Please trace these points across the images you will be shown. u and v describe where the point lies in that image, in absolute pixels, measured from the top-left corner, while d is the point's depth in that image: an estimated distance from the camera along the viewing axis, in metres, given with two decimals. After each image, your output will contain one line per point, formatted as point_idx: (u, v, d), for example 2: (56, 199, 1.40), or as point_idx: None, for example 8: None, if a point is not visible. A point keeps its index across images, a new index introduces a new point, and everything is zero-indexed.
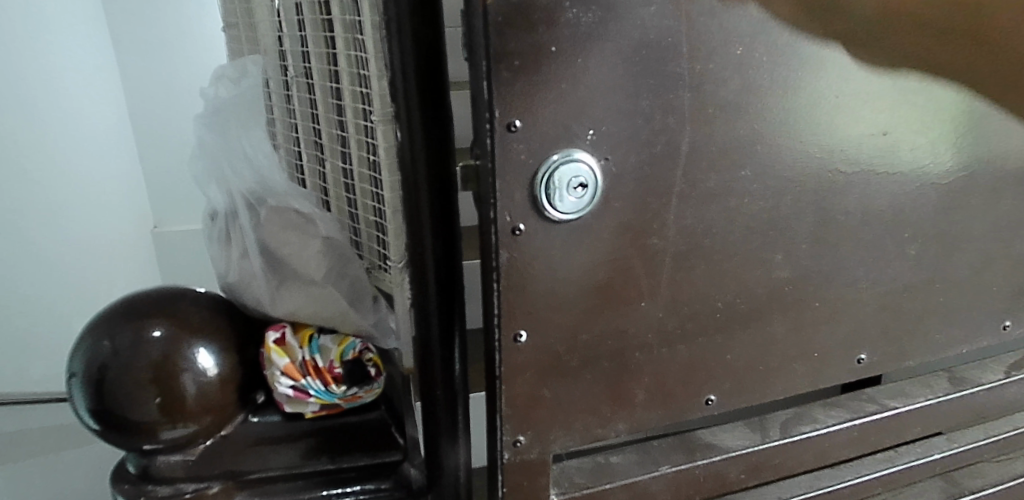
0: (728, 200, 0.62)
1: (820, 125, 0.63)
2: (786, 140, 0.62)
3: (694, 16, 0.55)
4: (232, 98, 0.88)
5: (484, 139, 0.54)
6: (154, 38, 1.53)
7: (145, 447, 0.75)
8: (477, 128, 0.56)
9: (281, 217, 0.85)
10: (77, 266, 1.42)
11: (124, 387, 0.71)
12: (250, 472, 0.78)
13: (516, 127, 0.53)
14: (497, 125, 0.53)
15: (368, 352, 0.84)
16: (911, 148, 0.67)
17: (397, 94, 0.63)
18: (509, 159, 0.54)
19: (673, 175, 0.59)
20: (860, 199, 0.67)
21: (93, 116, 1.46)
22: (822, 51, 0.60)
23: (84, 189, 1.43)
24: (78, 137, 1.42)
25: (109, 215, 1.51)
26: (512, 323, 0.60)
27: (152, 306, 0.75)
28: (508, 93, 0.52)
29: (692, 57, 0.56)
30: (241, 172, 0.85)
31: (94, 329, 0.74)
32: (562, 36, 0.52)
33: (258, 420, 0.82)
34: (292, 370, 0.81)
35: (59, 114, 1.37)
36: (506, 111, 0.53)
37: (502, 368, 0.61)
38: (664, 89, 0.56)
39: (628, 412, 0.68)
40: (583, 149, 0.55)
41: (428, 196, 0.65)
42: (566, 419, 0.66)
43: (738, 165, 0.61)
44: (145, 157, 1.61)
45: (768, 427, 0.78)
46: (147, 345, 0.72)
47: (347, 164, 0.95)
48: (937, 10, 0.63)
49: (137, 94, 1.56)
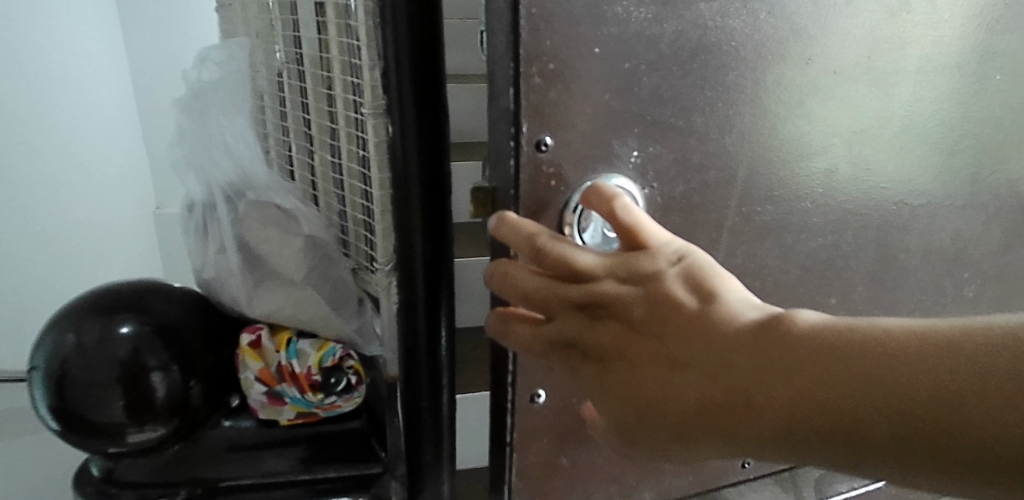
0: (784, 235, 0.58)
1: (859, 148, 0.58)
2: (819, 163, 0.57)
3: (762, 15, 0.51)
4: (215, 82, 0.85)
5: (506, 161, 0.48)
6: (163, 15, 1.48)
7: (111, 450, 0.74)
8: (495, 147, 0.49)
9: (262, 213, 0.83)
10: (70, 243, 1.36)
11: (89, 386, 0.70)
12: (221, 480, 0.79)
13: (546, 146, 0.48)
14: (527, 143, 0.48)
15: (347, 360, 0.82)
16: (973, 182, 0.65)
17: (389, 84, 0.60)
18: (536, 182, 0.49)
19: (726, 204, 0.54)
20: (922, 236, 0.64)
21: (101, 96, 1.43)
22: (900, 68, 0.57)
23: (86, 170, 1.39)
24: (85, 115, 1.39)
25: (108, 192, 1.45)
26: (528, 382, 0.55)
27: (121, 301, 0.74)
28: (538, 103, 0.47)
29: (756, 67, 0.52)
30: (220, 162, 0.85)
31: (59, 322, 0.73)
32: (608, 32, 0.46)
33: (230, 425, 0.83)
34: (265, 376, 0.81)
35: (65, 87, 1.33)
36: (535, 130, 0.47)
37: (515, 433, 0.56)
38: (720, 103, 0.51)
39: (658, 478, 0.62)
40: (621, 174, 0.50)
41: (421, 192, 0.62)
42: (585, 489, 0.60)
43: (799, 196, 0.57)
44: (150, 138, 1.56)
45: (802, 487, 0.71)
46: (116, 341, 0.71)
47: (336, 158, 0.92)
48: (1010, 31, 0.61)
49: (142, 71, 1.51)
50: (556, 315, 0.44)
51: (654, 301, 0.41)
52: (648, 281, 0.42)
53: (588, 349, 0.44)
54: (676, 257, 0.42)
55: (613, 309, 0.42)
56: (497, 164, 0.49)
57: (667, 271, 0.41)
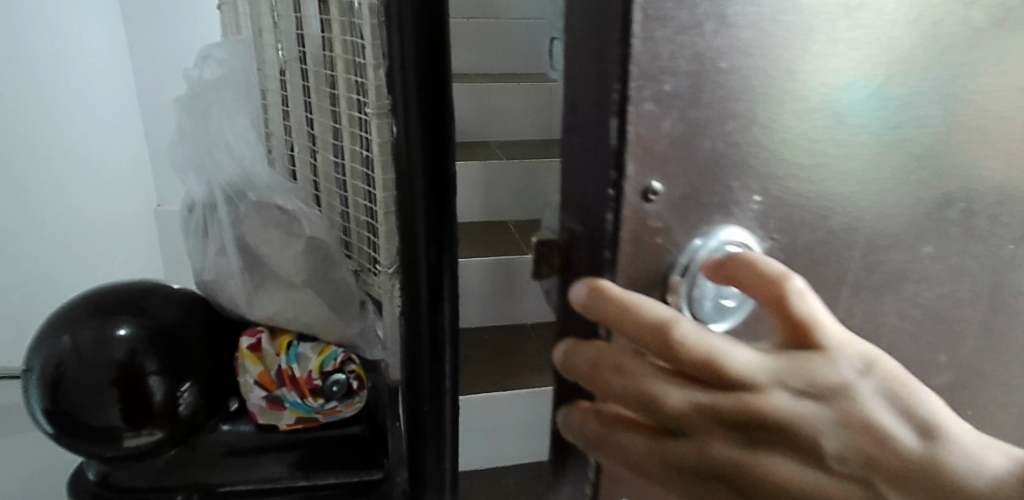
0: (906, 287, 0.37)
1: (891, 125, 0.34)
2: (830, 160, 0.33)
3: None
4: (217, 82, 0.85)
5: (594, 216, 0.30)
6: (168, 13, 1.49)
7: (106, 454, 0.73)
8: (575, 190, 0.31)
9: (263, 214, 0.83)
10: (76, 239, 1.35)
11: (85, 388, 0.69)
12: (220, 485, 0.79)
13: (655, 193, 0.30)
14: (633, 189, 0.29)
15: (350, 363, 0.82)
16: None
17: (396, 84, 0.59)
18: (641, 245, 0.30)
19: None
20: None
21: (104, 91, 1.43)
22: None
23: (90, 165, 1.39)
24: (92, 111, 1.39)
25: (110, 186, 1.45)
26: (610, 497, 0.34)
27: (118, 302, 0.74)
28: (654, 133, 0.29)
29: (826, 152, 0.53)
30: (222, 163, 0.84)
31: (55, 323, 0.72)
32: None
33: (229, 429, 0.81)
34: (265, 380, 0.80)
35: (67, 85, 1.31)
36: (645, 169, 0.29)
37: None
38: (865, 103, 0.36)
39: None
40: (733, 224, 0.32)
41: (427, 194, 0.61)
42: None
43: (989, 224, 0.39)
44: (150, 135, 1.59)
45: None
46: (113, 343, 0.70)
47: (339, 158, 0.91)
48: None
49: (145, 69, 1.53)
50: (688, 436, 0.29)
51: (855, 428, 0.28)
52: (835, 398, 0.28)
53: (744, 494, 0.29)
54: (863, 363, 0.29)
55: (791, 437, 0.28)
56: (569, 226, 0.32)
57: (857, 384, 0.28)
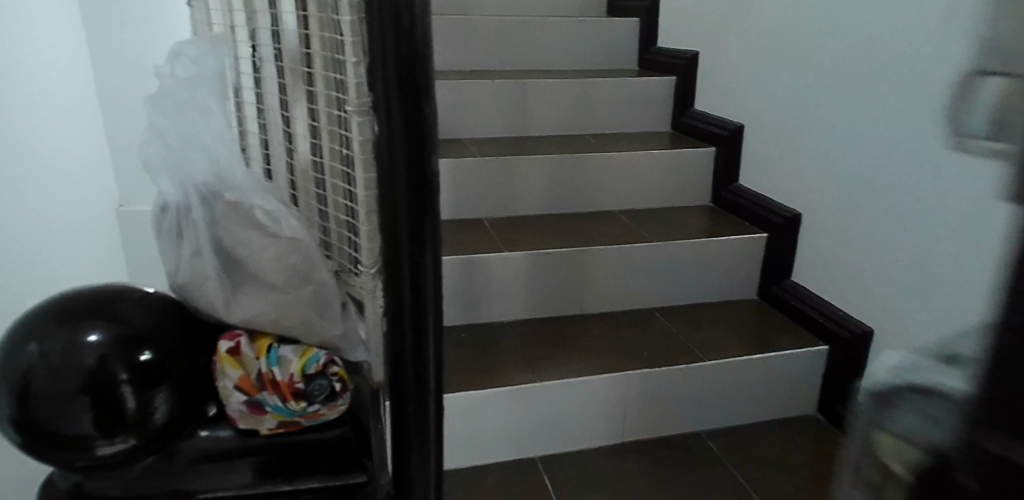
0: None
1: None
2: None
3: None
4: (191, 81, 0.84)
5: None
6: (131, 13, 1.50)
7: (77, 463, 0.71)
8: None
9: (239, 213, 0.83)
10: (49, 246, 1.32)
11: (53, 397, 0.67)
12: (197, 492, 0.78)
13: None
14: None
15: (332, 366, 0.82)
16: None
17: (376, 82, 0.58)
18: None
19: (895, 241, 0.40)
20: None
21: (60, 90, 1.38)
22: None
23: (58, 169, 1.37)
24: (44, 110, 1.32)
25: (75, 189, 1.44)
26: None
27: (87, 307, 0.72)
28: None
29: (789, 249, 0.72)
30: (196, 163, 0.83)
31: (22, 329, 0.70)
32: None
33: (208, 435, 0.80)
34: (245, 384, 0.79)
35: (37, 90, 1.29)
36: None
37: None
38: None
39: None
40: None
41: (408, 192, 0.60)
42: None
43: None
44: (114, 136, 1.57)
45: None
46: (82, 350, 0.68)
47: (319, 157, 0.91)
48: None
49: (108, 69, 1.51)
50: None
51: None
52: None
53: None
54: None
55: None
56: None
57: None
